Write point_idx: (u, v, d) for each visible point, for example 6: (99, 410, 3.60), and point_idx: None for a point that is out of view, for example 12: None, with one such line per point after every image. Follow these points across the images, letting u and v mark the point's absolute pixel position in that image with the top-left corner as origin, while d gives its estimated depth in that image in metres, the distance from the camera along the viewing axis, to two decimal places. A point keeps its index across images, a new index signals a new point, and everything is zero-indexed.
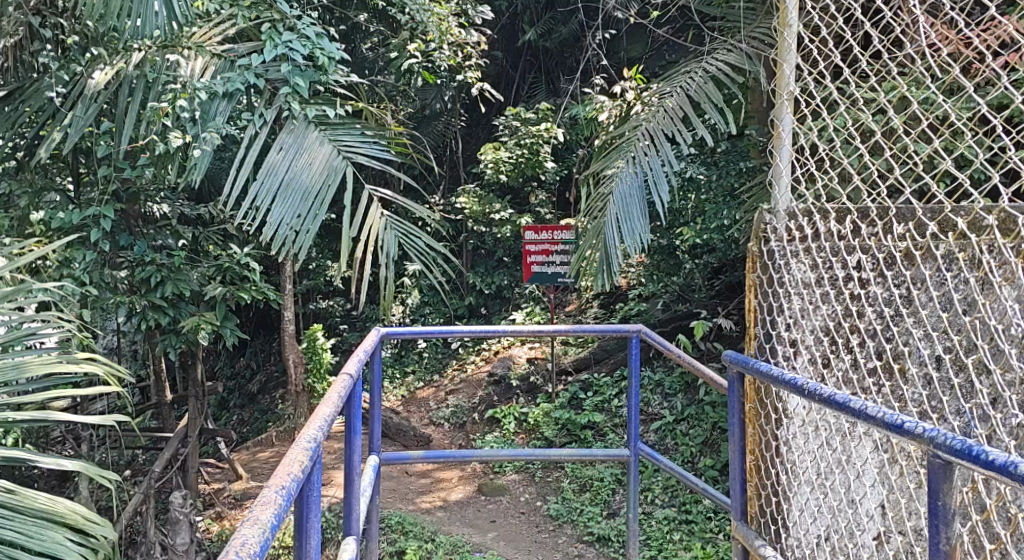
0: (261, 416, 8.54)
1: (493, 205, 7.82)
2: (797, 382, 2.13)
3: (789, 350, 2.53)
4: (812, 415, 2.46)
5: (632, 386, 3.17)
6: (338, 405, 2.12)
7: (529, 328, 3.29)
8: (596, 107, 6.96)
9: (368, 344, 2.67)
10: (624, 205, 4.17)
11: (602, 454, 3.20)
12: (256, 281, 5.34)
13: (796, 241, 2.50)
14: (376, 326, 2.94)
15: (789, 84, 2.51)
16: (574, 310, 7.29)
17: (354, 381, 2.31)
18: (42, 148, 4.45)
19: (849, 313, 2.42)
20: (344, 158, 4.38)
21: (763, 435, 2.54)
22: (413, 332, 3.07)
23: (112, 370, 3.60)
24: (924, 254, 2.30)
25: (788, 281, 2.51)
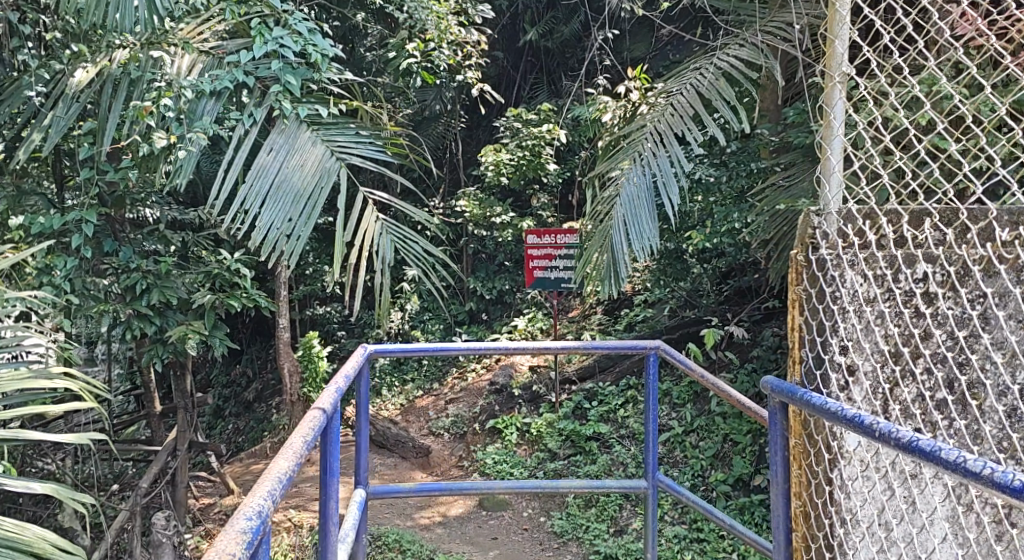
0: (257, 425, 8.34)
1: (494, 208, 7.61)
2: (869, 426, 1.85)
3: (846, 378, 2.24)
4: (871, 455, 2.20)
5: (649, 407, 2.93)
6: (296, 459, 1.84)
7: (535, 343, 3.04)
8: (600, 107, 6.75)
9: (350, 368, 2.42)
10: (632, 208, 3.96)
11: (617, 484, 2.94)
12: (248, 288, 5.13)
13: (853, 250, 2.23)
14: (363, 344, 2.69)
15: (842, 64, 2.25)
16: (577, 317, 7.09)
17: (325, 418, 2.07)
18: (22, 149, 4.29)
19: (909, 336, 2.18)
20: (338, 159, 4.16)
21: (813, 479, 2.26)
22: (404, 350, 2.83)
23: (88, 386, 3.38)
24: (1009, 265, 2.08)
25: (845, 297, 2.23)
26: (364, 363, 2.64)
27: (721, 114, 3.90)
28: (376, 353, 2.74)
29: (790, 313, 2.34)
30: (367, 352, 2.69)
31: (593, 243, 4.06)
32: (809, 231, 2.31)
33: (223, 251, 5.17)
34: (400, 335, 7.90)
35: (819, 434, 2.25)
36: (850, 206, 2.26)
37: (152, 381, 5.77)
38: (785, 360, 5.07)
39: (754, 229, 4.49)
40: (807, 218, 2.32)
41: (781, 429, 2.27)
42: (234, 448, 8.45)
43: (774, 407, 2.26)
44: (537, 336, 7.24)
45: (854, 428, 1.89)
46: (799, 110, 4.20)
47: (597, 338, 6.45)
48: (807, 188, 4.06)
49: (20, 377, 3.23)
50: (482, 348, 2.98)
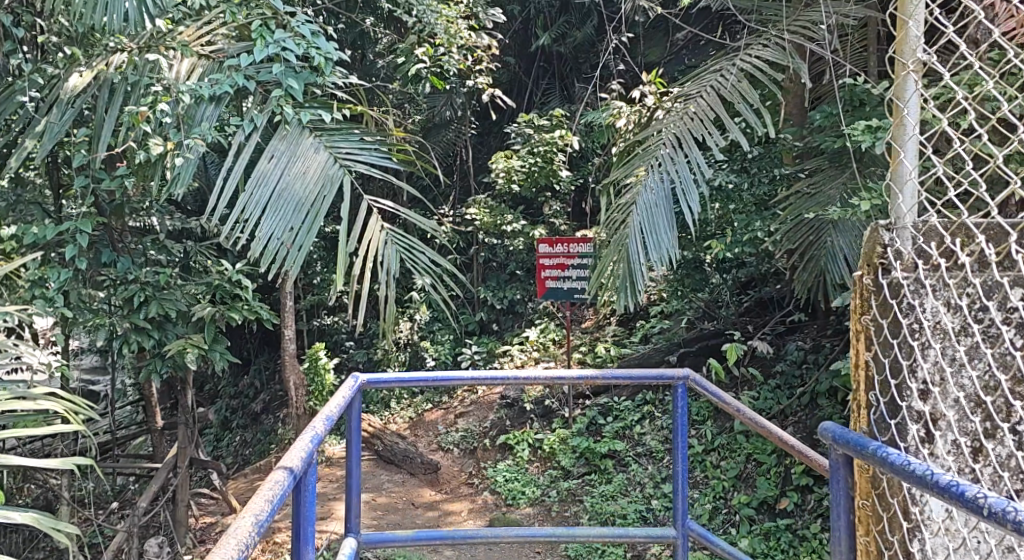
0: (264, 438, 8.16)
1: (505, 216, 7.43)
2: (979, 502, 1.63)
3: (926, 429, 1.97)
4: (953, 520, 1.96)
5: (679, 443, 2.71)
6: (250, 539, 1.67)
7: (549, 372, 2.83)
8: (615, 112, 6.57)
9: (332, 409, 2.24)
10: (650, 216, 3.76)
11: (643, 532, 2.70)
12: (249, 300, 4.97)
13: (936, 280, 1.96)
14: (352, 375, 2.51)
15: (918, 50, 1.98)
16: (592, 328, 6.88)
17: (293, 478, 1.90)
18: (14, 156, 4.16)
19: (1002, 379, 1.92)
20: (342, 167, 3.96)
21: (885, 549, 2.01)
22: (402, 380, 2.65)
23: (73, 407, 3.20)
24: None
25: (930, 337, 1.96)
26: (353, 397, 2.45)
27: (745, 119, 3.65)
28: (367, 384, 2.54)
29: (856, 346, 2.09)
30: (356, 383, 2.50)
31: (608, 253, 3.85)
32: (878, 249, 2.05)
33: (224, 262, 5.02)
34: (409, 346, 7.71)
35: (894, 496, 2.00)
36: (930, 217, 2.00)
37: (154, 395, 5.61)
38: (811, 376, 4.88)
39: (777, 239, 4.28)
40: (875, 234, 2.05)
41: (846, 486, 2.06)
42: (239, 461, 8.26)
43: (837, 460, 2.06)
44: (550, 348, 7.03)
45: (953, 499, 1.67)
46: (826, 113, 3.99)
47: (612, 350, 6.28)
48: (834, 197, 3.89)
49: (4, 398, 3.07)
50: (489, 377, 2.77)
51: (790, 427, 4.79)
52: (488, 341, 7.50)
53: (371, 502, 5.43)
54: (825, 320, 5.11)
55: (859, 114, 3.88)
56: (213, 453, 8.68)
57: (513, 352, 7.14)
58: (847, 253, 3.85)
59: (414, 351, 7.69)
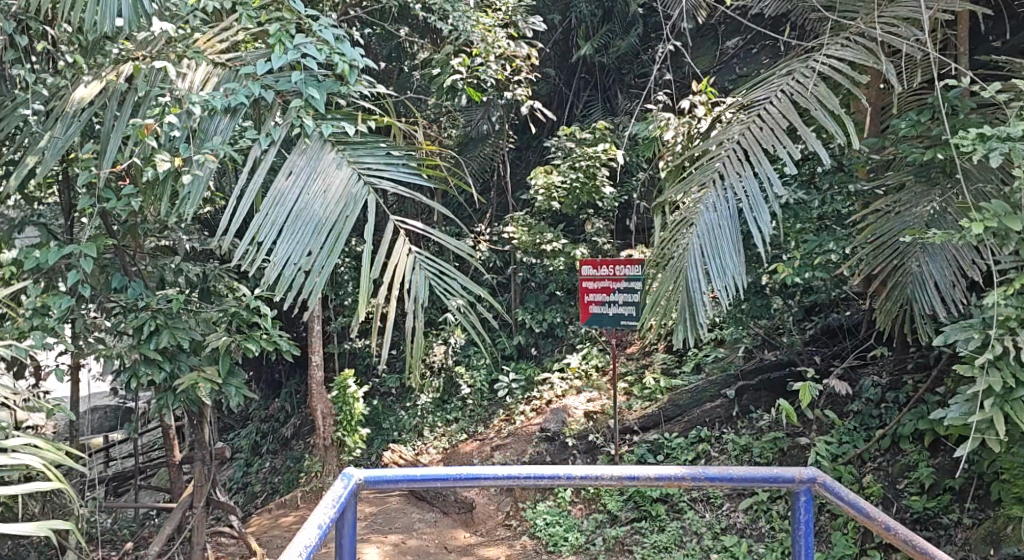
0: (293, 465, 7.80)
1: (545, 234, 6.99)
2: None
3: None
4: None
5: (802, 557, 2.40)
6: None
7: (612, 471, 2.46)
8: (661, 125, 6.17)
9: (301, 545, 2.09)
10: (711, 239, 3.31)
11: None
12: (269, 328, 4.69)
13: None
14: (343, 476, 2.36)
15: None
16: (640, 355, 6.42)
17: None
18: (15, 173, 3.92)
19: None
20: (366, 184, 3.56)
21: None
22: (395, 483, 2.38)
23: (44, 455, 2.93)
24: None
25: None
26: (342, 504, 2.31)
27: (822, 126, 3.20)
28: (363, 481, 2.38)
29: None
30: (348, 484, 2.35)
31: (662, 281, 3.41)
32: None
33: (242, 287, 4.73)
34: (443, 372, 7.30)
35: None
36: None
37: (172, 426, 5.28)
38: (891, 416, 4.53)
39: (852, 263, 3.82)
40: None
41: None
42: (268, 490, 7.90)
43: None
44: (592, 375, 6.58)
45: None
46: (912, 121, 3.62)
47: (661, 380, 5.85)
48: (920, 216, 3.53)
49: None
50: (528, 478, 2.45)
51: (868, 474, 4.44)
52: (526, 368, 7.05)
53: (400, 546, 5.05)
54: (902, 350, 4.68)
55: (957, 122, 3.52)
56: (242, 480, 8.32)
57: (553, 380, 6.70)
58: (936, 279, 3.44)
59: (448, 377, 7.27)
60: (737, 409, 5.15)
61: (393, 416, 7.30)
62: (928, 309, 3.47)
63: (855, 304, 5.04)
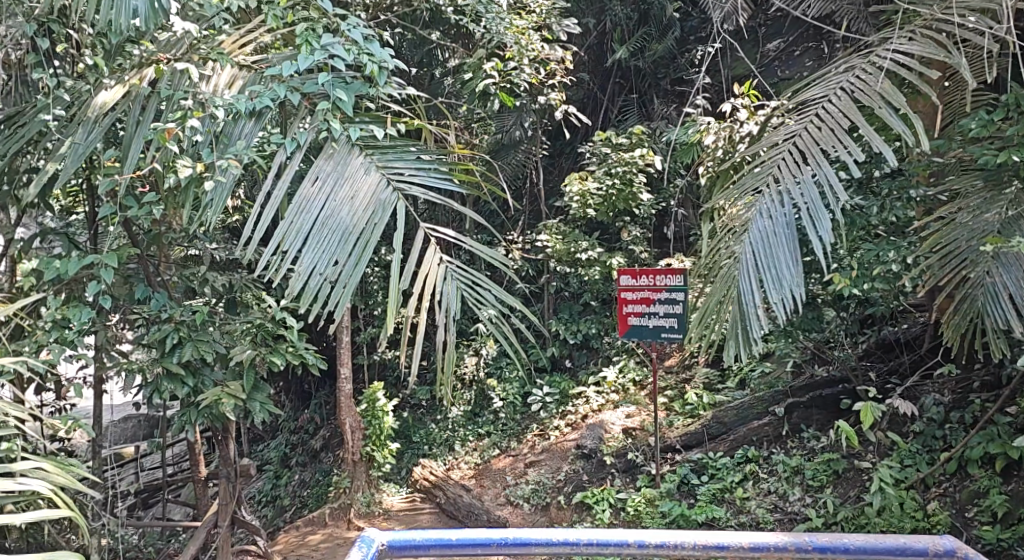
0: (322, 479, 7.65)
1: (580, 243, 6.75)
2: None
3: None
4: None
5: None
6: None
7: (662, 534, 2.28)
8: (702, 129, 5.96)
9: None
10: (765, 247, 3.08)
11: None
12: (295, 340, 4.53)
13: None
14: (364, 543, 2.23)
15: None
16: (680, 370, 6.17)
17: None
18: (35, 180, 3.79)
19: None
20: (395, 191, 3.38)
21: None
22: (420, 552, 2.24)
23: (53, 480, 2.82)
24: None
25: None
26: None
27: (888, 126, 2.97)
28: (384, 546, 2.25)
29: None
30: (370, 550, 2.23)
31: (711, 292, 3.19)
32: None
33: (268, 298, 4.57)
34: (474, 384, 7.05)
35: None
36: None
37: (198, 440, 5.13)
38: (956, 437, 4.42)
39: (915, 274, 3.55)
40: None
41: None
42: (297, 504, 7.73)
43: None
44: (630, 389, 6.36)
45: None
46: (984, 120, 3.51)
47: (704, 396, 5.62)
48: (992, 223, 3.31)
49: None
50: (580, 544, 2.26)
51: (932, 500, 4.30)
52: (560, 381, 6.82)
53: None
54: (967, 368, 4.62)
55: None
56: (271, 493, 8.17)
57: (589, 394, 6.48)
58: (1011, 291, 3.17)
59: (479, 390, 7.03)
60: (787, 428, 5.03)
61: (423, 429, 7.10)
62: (1002, 323, 3.21)
63: (912, 316, 4.95)
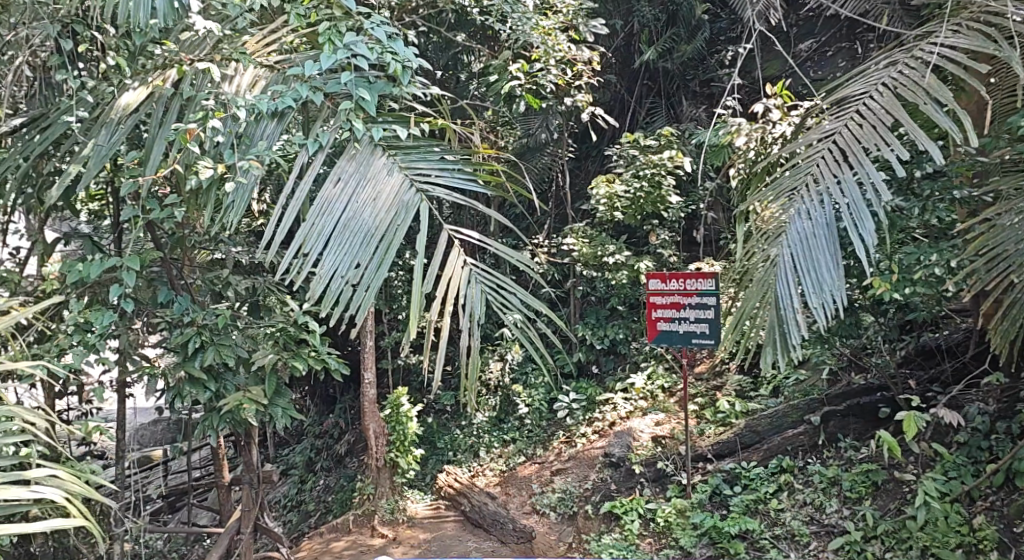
0: (347, 484, 7.58)
1: (607, 247, 6.62)
2: None
3: None
4: None
5: None
6: None
7: None
8: (732, 131, 5.83)
9: None
10: (804, 249, 2.98)
11: None
12: (317, 345, 4.47)
13: None
14: None
15: None
16: (710, 376, 6.04)
17: None
18: (58, 182, 3.75)
19: None
20: (418, 192, 3.29)
21: None
22: None
23: (67, 491, 2.78)
24: None
25: None
26: None
27: (935, 123, 2.87)
28: None
29: None
30: None
31: (747, 297, 3.06)
32: None
33: (290, 301, 4.50)
34: (499, 390, 6.90)
35: None
36: None
37: (221, 446, 5.08)
38: (1003, 448, 4.31)
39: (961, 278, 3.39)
40: None
41: None
42: (321, 509, 7.68)
43: None
44: (658, 397, 6.24)
45: None
46: None
47: (737, 404, 5.50)
48: None
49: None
50: None
51: (979, 514, 4.20)
52: (587, 387, 6.70)
53: None
54: (1016, 377, 4.45)
55: None
56: (296, 498, 8.11)
57: (616, 401, 6.37)
58: None
59: (505, 395, 6.88)
60: (823, 437, 4.94)
61: (448, 435, 6.99)
62: None
63: (954, 321, 4.85)
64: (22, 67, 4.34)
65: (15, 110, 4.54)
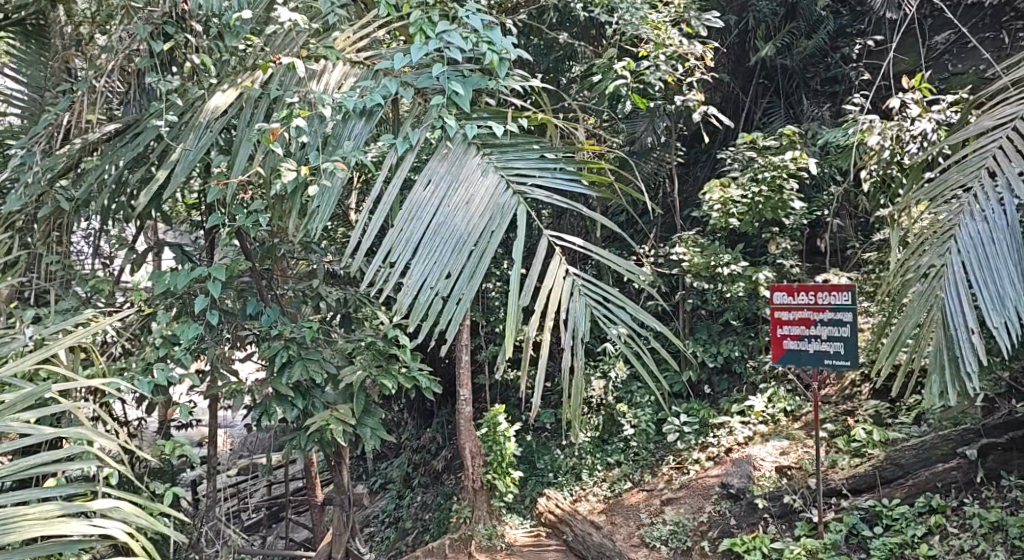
0: (444, 503, 7.31)
1: (721, 256, 6.11)
2: None
3: None
4: None
5: None
6: None
7: None
8: (864, 128, 5.32)
9: None
10: (980, 261, 2.93)
11: None
12: (408, 361, 4.16)
13: None
14: None
15: None
16: (838, 400, 5.51)
17: None
18: (145, 189, 3.55)
19: None
20: (515, 194, 2.95)
21: None
22: None
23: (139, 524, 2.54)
24: None
25: None
26: None
27: None
28: None
29: None
30: None
31: (907, 313, 3.01)
32: None
33: (380, 314, 4.23)
34: (603, 409, 6.50)
35: None
36: None
37: (313, 463, 4.86)
38: None
39: None
40: None
41: None
42: (418, 528, 7.40)
43: None
44: (779, 421, 5.75)
45: None
46: None
47: (873, 433, 5.01)
48: None
49: (48, 516, 2.40)
50: None
51: None
52: (699, 409, 6.22)
53: None
54: None
55: None
56: (392, 516, 7.88)
57: (733, 425, 5.90)
58: None
59: (608, 415, 6.47)
60: (981, 474, 4.54)
61: (548, 456, 6.59)
62: None
63: None
64: (116, 73, 4.23)
65: (110, 116, 4.41)
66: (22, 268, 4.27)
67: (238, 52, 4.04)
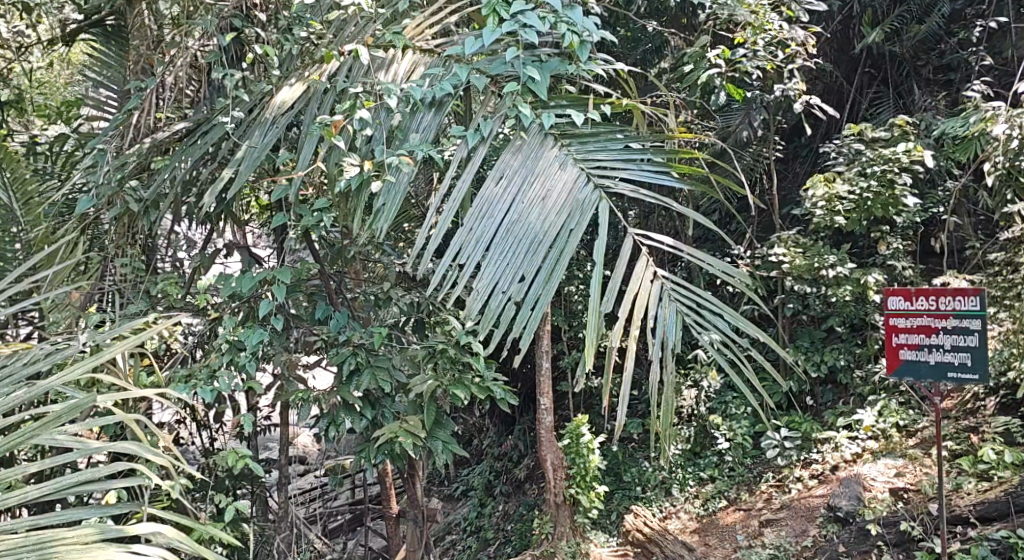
0: (526, 515, 7.03)
1: (825, 258, 5.67)
2: None
3: None
4: None
5: None
6: None
7: None
8: (989, 117, 4.82)
9: None
10: None
11: None
12: (481, 371, 3.90)
13: None
14: None
15: None
16: (958, 414, 5.12)
17: None
18: (211, 188, 3.38)
19: None
20: (597, 189, 2.65)
21: None
22: None
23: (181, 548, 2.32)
24: None
25: None
26: None
27: None
28: None
29: None
30: None
31: None
32: None
33: (455, 321, 3.98)
34: (694, 420, 6.12)
35: None
36: None
37: (387, 473, 4.64)
38: None
39: None
40: None
41: None
42: (500, 539, 7.13)
43: None
44: (891, 438, 5.34)
45: None
46: None
47: (1007, 455, 4.55)
48: None
49: (84, 542, 2.22)
50: None
51: None
52: (801, 422, 5.77)
53: None
54: None
55: None
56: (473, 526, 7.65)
57: (839, 441, 5.52)
58: None
59: (701, 426, 6.08)
60: None
61: (635, 468, 6.23)
62: None
63: None
64: (185, 68, 4.08)
65: (181, 115, 4.29)
66: (95, 271, 4.17)
67: (305, 43, 3.84)
